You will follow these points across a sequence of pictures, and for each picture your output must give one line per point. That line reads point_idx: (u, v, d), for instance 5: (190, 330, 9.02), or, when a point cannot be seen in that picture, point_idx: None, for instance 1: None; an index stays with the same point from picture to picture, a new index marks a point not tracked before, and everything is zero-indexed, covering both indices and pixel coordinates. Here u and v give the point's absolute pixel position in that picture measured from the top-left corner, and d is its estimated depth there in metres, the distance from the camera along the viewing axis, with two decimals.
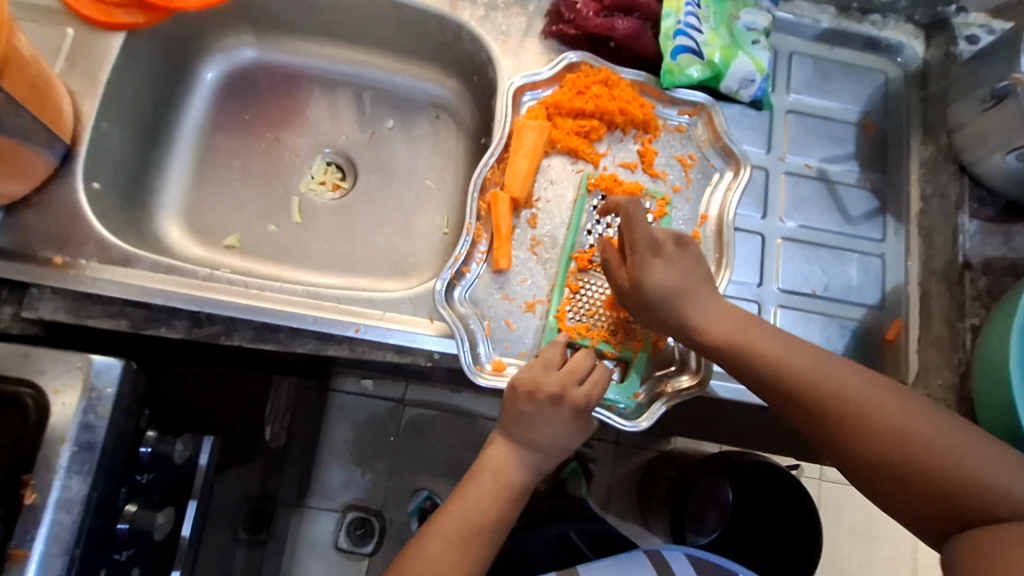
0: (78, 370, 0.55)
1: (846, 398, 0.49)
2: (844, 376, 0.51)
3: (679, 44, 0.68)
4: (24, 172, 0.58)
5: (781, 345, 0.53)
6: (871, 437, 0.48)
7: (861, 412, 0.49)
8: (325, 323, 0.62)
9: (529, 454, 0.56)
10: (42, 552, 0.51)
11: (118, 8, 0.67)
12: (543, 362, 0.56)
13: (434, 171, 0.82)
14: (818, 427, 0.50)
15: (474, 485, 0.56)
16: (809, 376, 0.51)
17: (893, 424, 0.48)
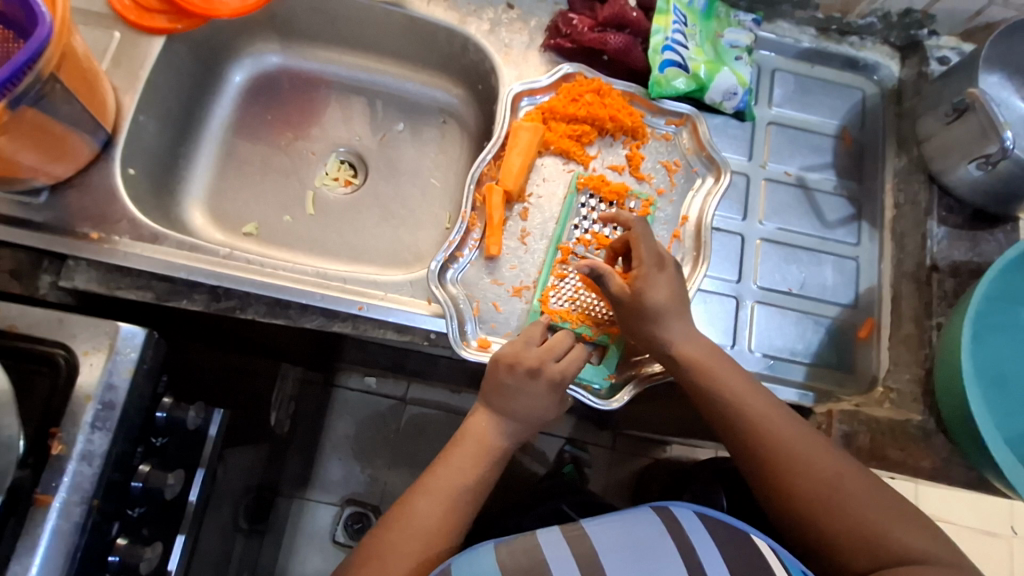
0: (106, 335, 0.61)
1: (784, 438, 0.58)
2: (793, 429, 0.58)
3: (666, 58, 0.73)
4: (69, 156, 0.65)
5: (737, 384, 0.61)
6: (803, 476, 0.56)
7: (795, 452, 0.57)
8: (331, 300, 0.67)
9: (509, 424, 0.61)
10: (64, 499, 0.56)
11: (157, 14, 0.74)
12: (524, 338, 0.61)
13: (439, 171, 0.88)
14: (757, 463, 0.58)
15: (458, 449, 0.60)
16: (759, 416, 0.59)
17: (824, 469, 0.56)
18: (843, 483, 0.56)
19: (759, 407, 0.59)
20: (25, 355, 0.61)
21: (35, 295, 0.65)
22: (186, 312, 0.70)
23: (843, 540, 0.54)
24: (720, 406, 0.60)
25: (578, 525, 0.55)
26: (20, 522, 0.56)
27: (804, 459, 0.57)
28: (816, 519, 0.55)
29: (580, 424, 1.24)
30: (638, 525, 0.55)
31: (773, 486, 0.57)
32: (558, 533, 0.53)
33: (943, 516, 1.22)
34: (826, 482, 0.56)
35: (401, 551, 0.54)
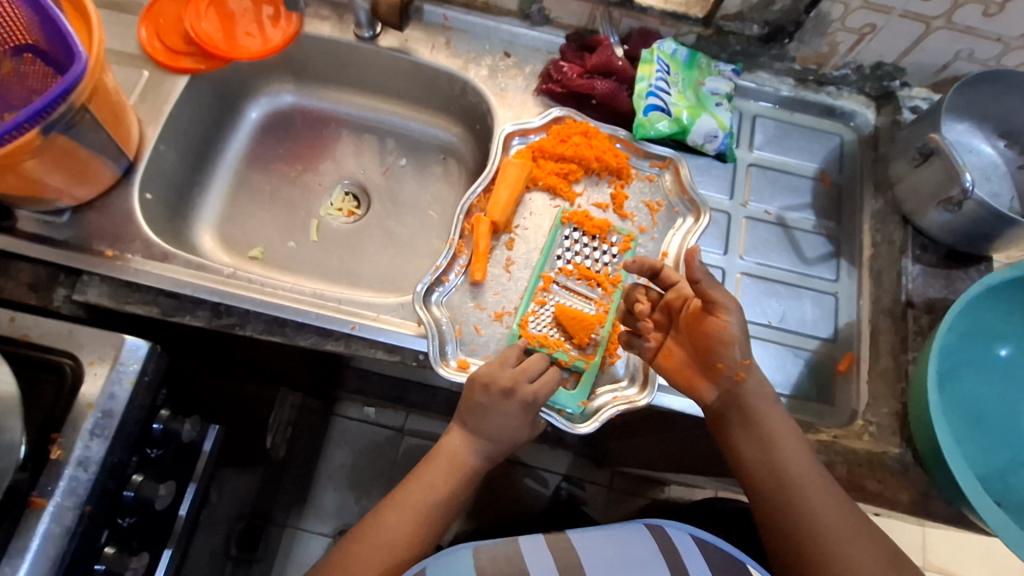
0: (112, 347, 0.65)
1: (827, 499, 0.61)
2: (831, 504, 0.61)
3: (649, 103, 0.79)
4: (90, 179, 0.71)
5: (792, 442, 0.64)
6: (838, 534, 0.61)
7: (835, 513, 0.61)
8: (326, 319, 0.71)
9: (480, 443, 0.64)
10: (57, 503, 0.59)
11: (184, 56, 0.81)
12: (500, 359, 0.64)
13: (437, 204, 0.94)
14: (798, 515, 0.62)
15: (431, 466, 0.64)
16: (810, 475, 0.62)
17: (855, 531, 0.61)
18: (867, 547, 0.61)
19: (809, 471, 0.63)
20: (35, 363, 0.64)
21: (49, 307, 0.69)
22: (189, 328, 0.74)
23: None
24: (773, 462, 0.63)
25: (565, 534, 0.64)
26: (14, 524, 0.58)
27: (842, 521, 0.61)
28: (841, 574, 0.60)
29: (577, 460, 1.24)
30: (626, 543, 0.62)
31: (808, 537, 0.61)
32: (542, 542, 0.62)
33: (949, 568, 1.19)
34: (855, 543, 0.60)
35: (372, 558, 0.59)
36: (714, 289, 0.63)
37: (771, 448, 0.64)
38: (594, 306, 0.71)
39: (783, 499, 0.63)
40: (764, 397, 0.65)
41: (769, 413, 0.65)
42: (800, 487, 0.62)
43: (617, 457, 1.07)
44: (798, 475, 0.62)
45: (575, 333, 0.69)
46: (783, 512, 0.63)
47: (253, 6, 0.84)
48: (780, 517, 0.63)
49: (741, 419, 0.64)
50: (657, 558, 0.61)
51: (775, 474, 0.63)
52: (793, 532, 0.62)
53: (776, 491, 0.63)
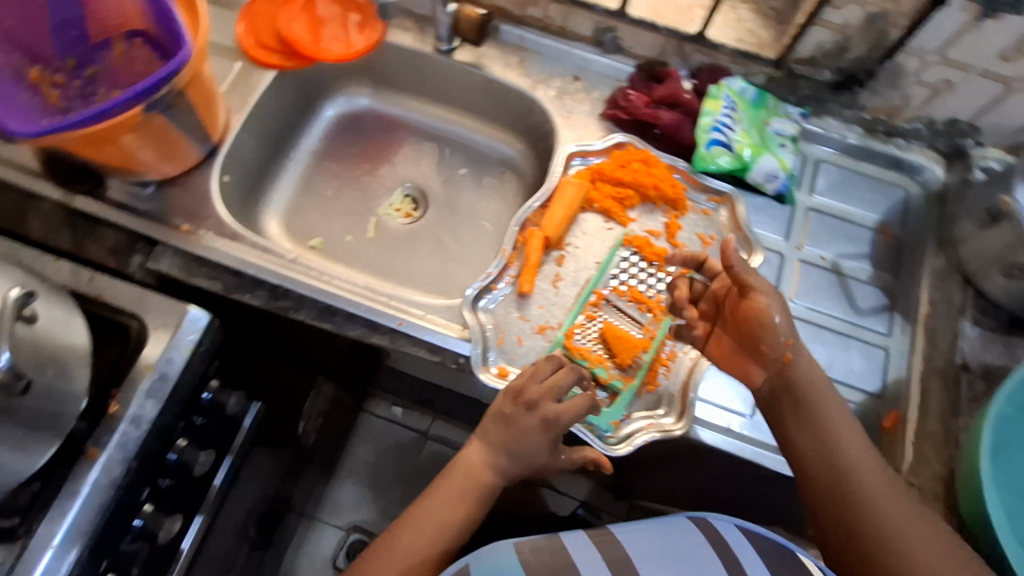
0: (174, 315, 0.69)
1: (885, 485, 0.61)
2: (888, 492, 0.60)
3: (712, 137, 0.80)
4: (177, 157, 0.76)
5: (846, 428, 0.63)
6: (902, 523, 0.59)
7: (895, 504, 0.60)
8: (375, 313, 0.74)
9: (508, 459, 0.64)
10: (109, 456, 0.63)
11: (273, 53, 0.87)
12: (532, 371, 0.65)
13: (491, 216, 0.97)
14: (857, 503, 0.60)
15: (451, 478, 0.65)
16: (864, 461, 0.62)
17: (918, 521, 0.59)
18: (941, 538, 0.58)
19: (864, 455, 0.62)
20: (107, 321, 0.70)
21: (125, 271, 0.74)
22: (247, 307, 0.78)
23: None
24: (829, 447, 0.62)
25: (609, 530, 0.58)
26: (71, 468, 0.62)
27: (902, 510, 0.60)
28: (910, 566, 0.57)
29: (598, 488, 1.23)
30: (677, 539, 0.57)
31: (868, 527, 0.60)
32: (584, 537, 0.57)
33: None
34: (920, 533, 0.58)
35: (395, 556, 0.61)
36: (750, 272, 0.64)
37: (826, 432, 0.63)
38: (642, 331, 0.72)
39: (854, 506, 0.60)
40: (826, 395, 0.64)
41: (834, 411, 0.64)
42: (872, 492, 0.60)
43: (639, 490, 1.05)
44: (853, 460, 0.62)
45: (620, 353, 0.70)
46: (854, 521, 0.60)
47: (341, 11, 0.89)
48: (850, 525, 0.61)
49: (793, 401, 0.64)
50: (710, 556, 0.56)
51: (844, 477, 0.61)
52: (864, 540, 0.60)
53: (832, 478, 0.62)
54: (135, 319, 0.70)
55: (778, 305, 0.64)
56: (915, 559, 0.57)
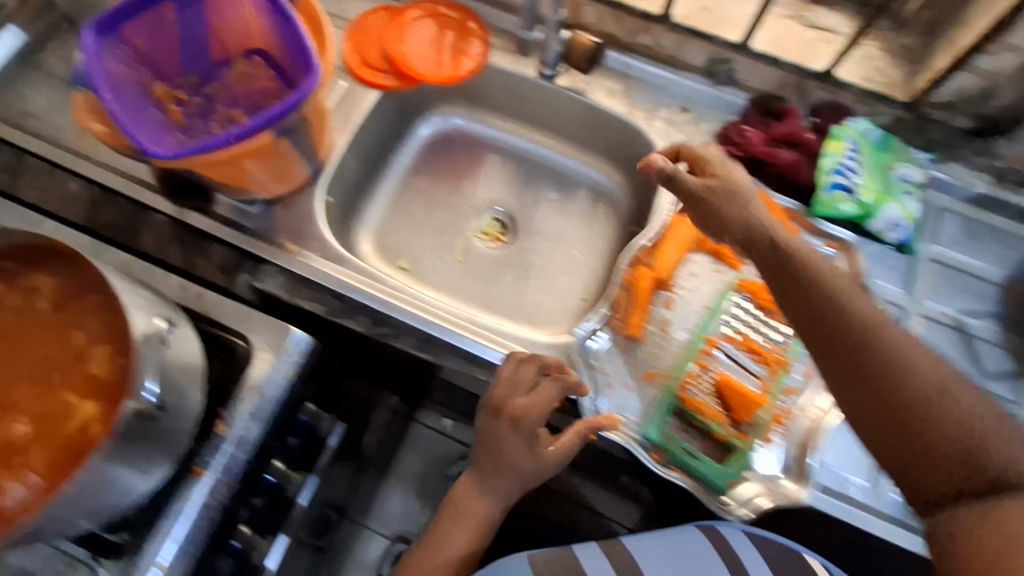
0: (275, 337, 0.72)
1: (906, 345, 0.50)
2: (915, 347, 0.50)
3: (834, 180, 0.75)
4: (286, 176, 0.75)
5: (857, 294, 0.53)
6: (910, 381, 0.49)
7: (909, 365, 0.49)
8: (479, 347, 0.73)
9: (504, 482, 0.67)
10: (216, 477, 0.66)
11: (380, 73, 0.86)
12: (515, 380, 0.65)
13: (581, 244, 0.94)
14: (865, 362, 0.50)
15: (452, 517, 0.68)
16: (866, 318, 0.51)
17: (941, 382, 0.49)
18: (951, 399, 0.48)
19: (875, 312, 0.52)
20: (215, 339, 0.72)
21: (233, 289, 0.75)
22: (346, 331, 0.79)
23: (948, 456, 0.47)
24: (823, 298, 0.53)
25: (620, 539, 0.72)
26: (179, 484, 0.65)
27: (921, 371, 0.49)
28: (910, 434, 0.48)
29: None
30: (681, 545, 0.70)
31: (874, 383, 0.50)
32: (595, 548, 0.71)
33: None
34: (940, 396, 0.48)
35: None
36: (712, 167, 0.65)
37: (827, 292, 0.53)
38: (758, 384, 0.69)
39: (898, 369, 0.49)
40: (816, 261, 0.56)
41: (840, 282, 0.54)
42: (913, 360, 0.49)
43: None
44: (862, 315, 0.52)
45: (735, 407, 0.68)
46: (892, 378, 0.49)
47: (435, 32, 0.89)
48: (899, 394, 0.49)
49: (800, 272, 0.55)
50: (713, 554, 0.69)
51: (884, 347, 0.50)
52: (916, 381, 0.49)
53: (823, 325, 0.53)
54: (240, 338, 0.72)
55: (750, 190, 0.62)
56: (977, 441, 0.47)
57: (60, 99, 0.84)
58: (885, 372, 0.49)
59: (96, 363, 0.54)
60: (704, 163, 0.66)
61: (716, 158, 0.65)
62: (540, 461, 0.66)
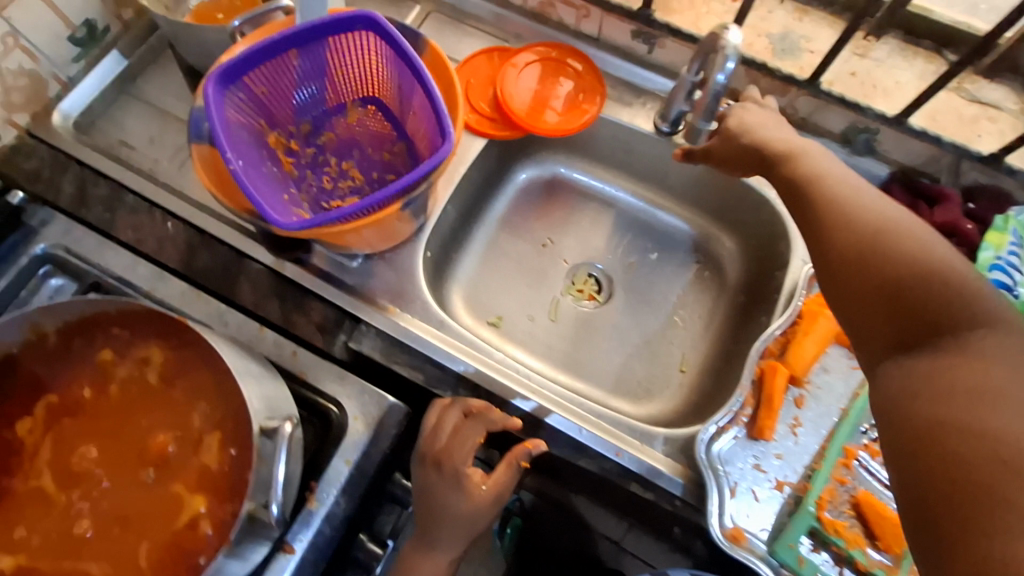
0: (375, 407, 0.67)
1: (885, 217, 0.49)
2: (891, 218, 0.48)
3: (994, 277, 0.67)
4: (392, 236, 0.71)
5: (841, 181, 0.53)
6: (890, 248, 0.46)
7: (898, 237, 0.47)
8: (593, 438, 0.68)
9: (451, 539, 0.65)
10: (303, 555, 0.62)
11: (490, 122, 0.82)
12: (456, 431, 0.65)
13: (685, 310, 0.87)
14: (842, 239, 0.49)
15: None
16: (847, 199, 0.51)
17: (921, 252, 0.46)
18: (940, 270, 0.44)
19: (852, 194, 0.51)
20: (306, 402, 0.68)
21: (329, 351, 0.72)
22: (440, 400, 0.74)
23: (907, 312, 0.44)
24: (812, 195, 0.53)
25: None
26: (268, 561, 0.61)
27: (903, 245, 0.46)
28: (885, 295, 0.45)
29: None
30: None
31: (853, 256, 0.48)
32: None
33: None
34: (934, 270, 0.44)
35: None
36: (740, 117, 0.65)
37: (815, 185, 0.54)
38: None
39: (866, 241, 0.48)
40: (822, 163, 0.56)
41: (836, 174, 0.54)
42: (888, 224, 0.48)
43: None
44: (842, 196, 0.52)
45: (878, 531, 0.63)
46: (870, 249, 0.47)
47: (542, 75, 0.83)
48: (860, 255, 0.47)
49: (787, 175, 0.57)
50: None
51: (846, 219, 0.50)
52: (882, 272, 0.46)
53: (812, 213, 0.52)
54: (335, 403, 0.68)
55: (774, 127, 0.63)
56: (940, 275, 0.44)
57: (156, 130, 0.81)
58: (864, 246, 0.48)
59: (207, 453, 0.52)
60: (726, 118, 0.66)
61: (763, 105, 0.66)
62: (475, 507, 0.64)
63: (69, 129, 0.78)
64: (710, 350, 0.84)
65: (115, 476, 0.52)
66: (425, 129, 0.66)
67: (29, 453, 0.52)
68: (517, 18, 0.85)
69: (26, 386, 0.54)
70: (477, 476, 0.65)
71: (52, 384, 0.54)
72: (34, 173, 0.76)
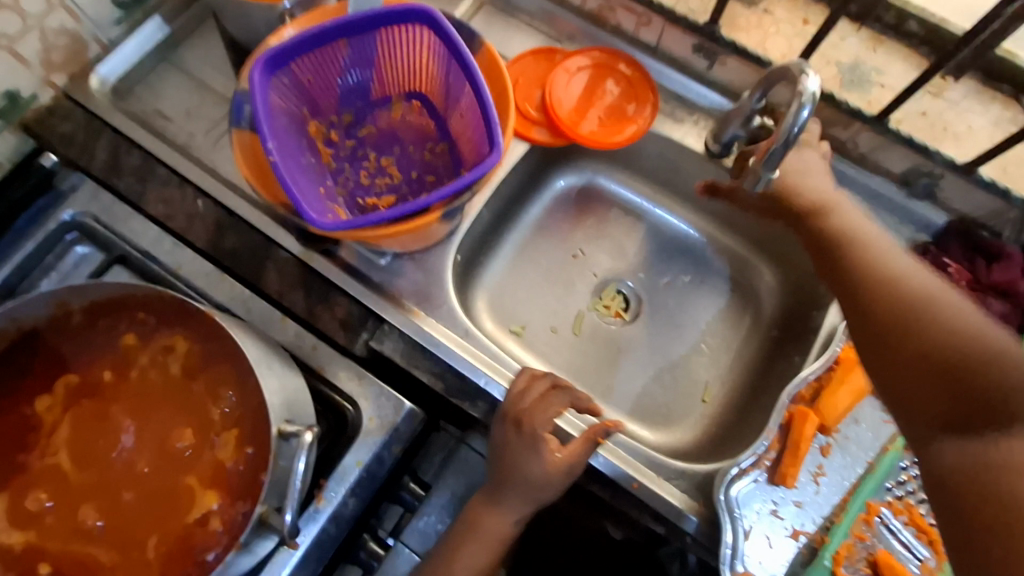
0: (393, 410, 0.65)
1: (918, 293, 0.52)
2: (932, 296, 0.52)
3: None
4: (423, 238, 0.69)
5: (877, 256, 0.58)
6: (930, 327, 0.49)
7: (935, 314, 0.50)
8: (610, 467, 0.66)
9: (515, 498, 0.63)
10: (305, 553, 0.61)
11: (534, 126, 0.79)
12: (538, 395, 0.64)
13: (713, 338, 0.84)
14: (884, 316, 0.53)
15: (474, 536, 0.63)
16: (885, 276, 0.56)
17: (959, 327, 0.48)
18: (978, 345, 0.46)
19: (892, 272, 0.56)
20: (321, 398, 0.67)
21: (349, 348, 0.69)
22: (456, 408, 0.73)
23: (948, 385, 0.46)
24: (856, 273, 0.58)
25: None
26: (269, 554, 0.60)
27: (942, 322, 0.49)
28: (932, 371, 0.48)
29: None
30: None
31: (899, 332, 0.51)
32: None
33: None
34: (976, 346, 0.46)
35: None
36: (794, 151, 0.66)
37: (855, 264, 0.58)
38: (919, 567, 0.61)
39: (918, 318, 0.51)
40: (871, 243, 0.60)
41: (884, 262, 0.57)
42: (924, 296, 0.52)
43: None
44: (879, 274, 0.56)
45: None
46: (911, 324, 0.51)
47: (593, 81, 0.80)
48: (909, 331, 0.50)
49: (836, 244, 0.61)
50: None
51: (904, 305, 0.52)
52: (934, 348, 0.48)
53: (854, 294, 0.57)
54: (349, 401, 0.66)
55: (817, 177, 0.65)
56: (981, 352, 0.46)
57: (194, 102, 0.79)
58: (904, 326, 0.51)
59: (222, 450, 0.50)
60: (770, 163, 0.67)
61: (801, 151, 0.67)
62: (549, 474, 0.61)
63: (106, 94, 0.77)
64: (734, 381, 0.82)
65: (129, 462, 0.51)
66: (471, 132, 0.63)
67: (46, 432, 0.51)
68: (571, 18, 0.82)
69: (46, 361, 0.53)
70: (554, 446, 0.62)
71: (73, 362, 0.53)
72: (69, 136, 0.74)
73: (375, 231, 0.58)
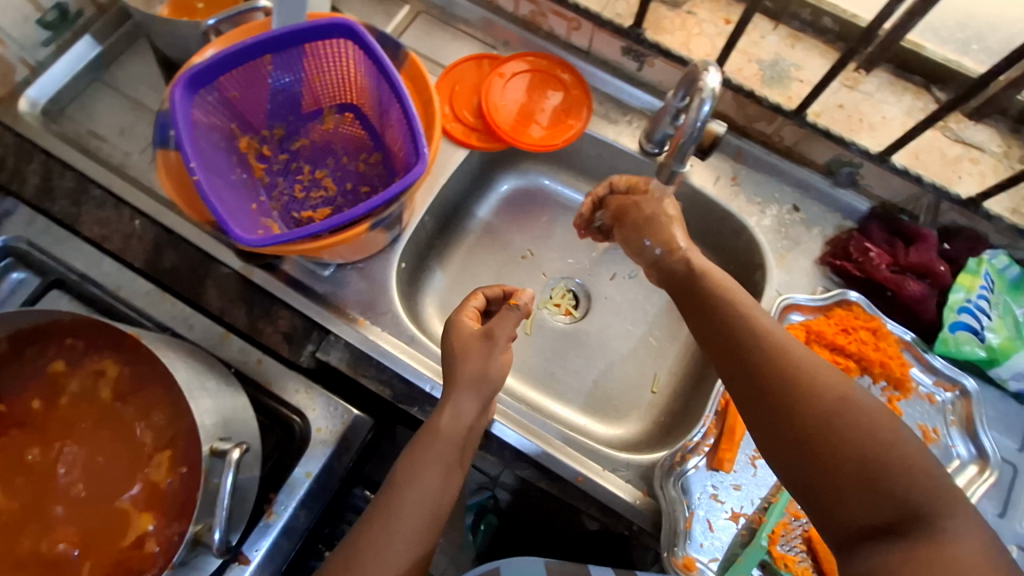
0: (341, 418, 0.66)
1: (818, 370, 0.50)
2: (833, 375, 0.50)
3: (960, 319, 0.68)
4: (361, 247, 0.69)
5: (766, 322, 0.55)
6: (837, 414, 0.47)
7: (841, 399, 0.48)
8: (555, 462, 0.68)
9: (471, 397, 0.59)
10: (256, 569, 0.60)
11: (473, 132, 0.80)
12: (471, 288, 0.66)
13: (659, 331, 0.86)
14: (793, 394, 0.49)
15: (427, 445, 0.56)
16: (786, 347, 0.52)
17: (864, 416, 0.47)
18: (882, 434, 0.46)
19: (794, 346, 0.52)
20: (268, 411, 0.67)
21: (295, 361, 0.70)
22: (406, 414, 0.73)
23: (857, 472, 0.45)
24: (757, 343, 0.53)
25: None
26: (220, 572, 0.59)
27: (846, 410, 0.47)
28: (843, 461, 0.45)
29: None
30: None
31: (808, 418, 0.48)
32: None
33: None
34: (880, 437, 0.46)
35: (388, 545, 0.52)
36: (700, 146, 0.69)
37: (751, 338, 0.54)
38: None
39: (827, 408, 0.48)
40: (757, 317, 0.55)
41: (779, 337, 0.53)
42: (823, 377, 0.50)
43: None
44: (782, 343, 0.52)
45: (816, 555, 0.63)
46: (819, 410, 0.48)
47: (528, 85, 0.81)
48: (818, 419, 0.48)
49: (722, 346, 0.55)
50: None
51: (810, 389, 0.49)
52: (847, 440, 0.46)
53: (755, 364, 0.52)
54: (297, 413, 0.67)
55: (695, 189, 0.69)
56: (889, 449, 0.45)
57: (128, 121, 0.79)
58: (814, 409, 0.48)
59: (156, 470, 0.50)
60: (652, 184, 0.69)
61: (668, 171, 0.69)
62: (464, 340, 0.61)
63: (36, 116, 0.76)
64: (681, 371, 0.83)
65: (59, 490, 0.51)
66: (401, 142, 0.64)
67: None
68: (504, 24, 0.83)
69: None
70: (472, 316, 0.63)
71: (3, 391, 0.53)
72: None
73: (304, 244, 0.58)
